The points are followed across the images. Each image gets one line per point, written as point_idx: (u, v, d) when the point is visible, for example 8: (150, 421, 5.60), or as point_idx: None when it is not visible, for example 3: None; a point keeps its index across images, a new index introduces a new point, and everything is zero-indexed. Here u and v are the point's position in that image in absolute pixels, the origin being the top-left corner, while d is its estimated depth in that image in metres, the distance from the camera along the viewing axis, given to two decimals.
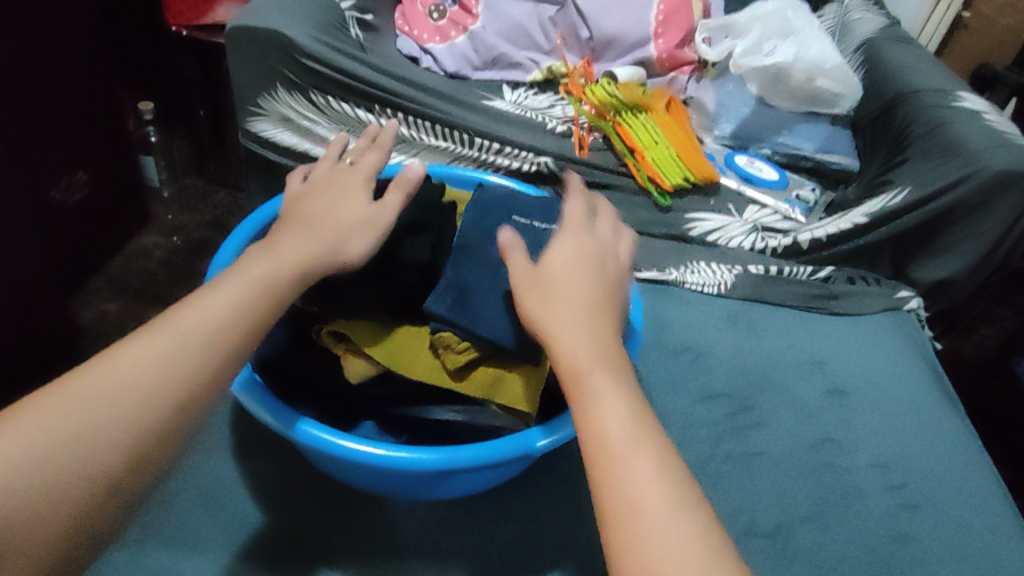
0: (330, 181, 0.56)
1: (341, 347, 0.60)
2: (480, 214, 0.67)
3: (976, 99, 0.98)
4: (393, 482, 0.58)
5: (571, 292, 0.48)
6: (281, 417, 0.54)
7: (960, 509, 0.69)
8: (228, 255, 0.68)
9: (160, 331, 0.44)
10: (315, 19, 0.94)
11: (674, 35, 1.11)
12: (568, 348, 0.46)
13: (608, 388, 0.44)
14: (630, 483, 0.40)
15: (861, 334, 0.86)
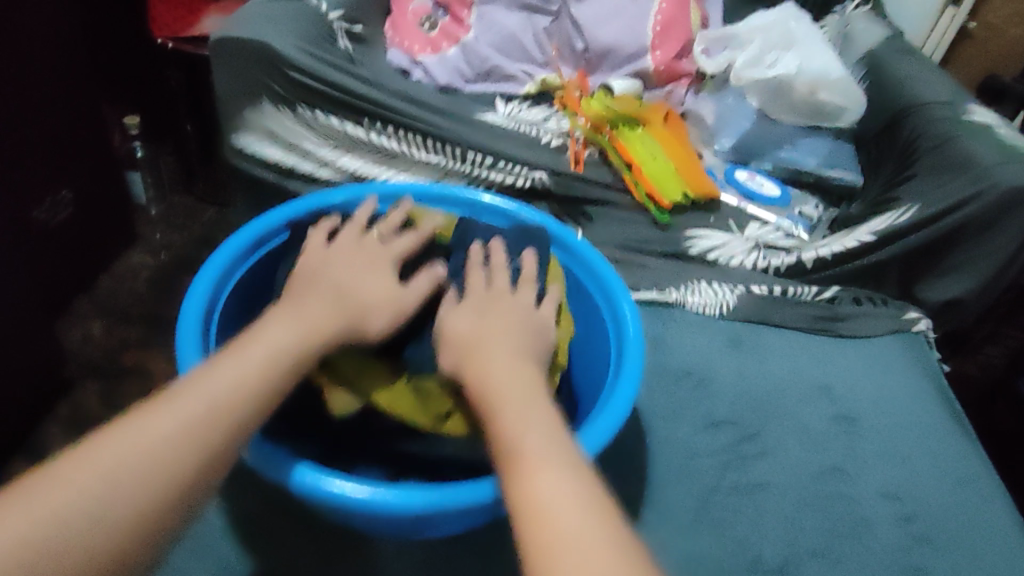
0: (361, 253, 0.57)
1: (323, 376, 0.57)
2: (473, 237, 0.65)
3: (984, 113, 0.95)
4: (385, 526, 0.55)
5: (490, 336, 0.51)
6: (267, 457, 0.51)
7: (974, 544, 0.66)
8: (221, 264, 0.66)
9: (173, 400, 0.42)
10: (303, 30, 0.91)
11: (672, 47, 1.08)
12: (481, 380, 0.47)
13: (520, 407, 0.45)
14: (548, 496, 0.39)
15: (867, 354, 0.83)
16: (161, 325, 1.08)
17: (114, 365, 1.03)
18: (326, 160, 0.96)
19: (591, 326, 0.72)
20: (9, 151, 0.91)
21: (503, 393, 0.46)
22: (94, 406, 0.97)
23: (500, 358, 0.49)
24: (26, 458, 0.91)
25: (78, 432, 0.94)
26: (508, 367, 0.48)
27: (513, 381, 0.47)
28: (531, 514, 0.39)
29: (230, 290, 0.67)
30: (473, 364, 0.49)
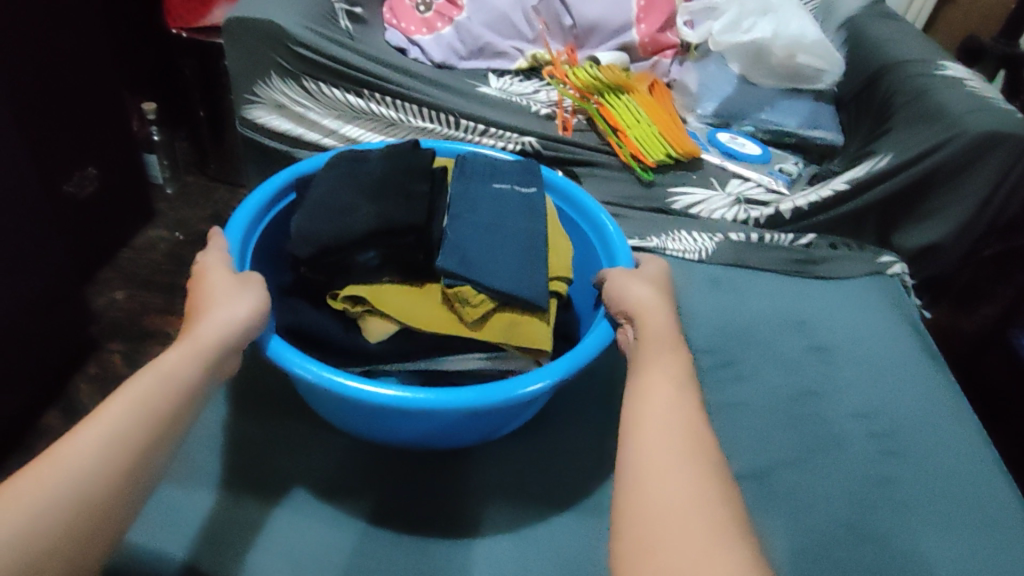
0: (208, 276, 0.57)
1: (358, 309, 0.62)
2: (469, 181, 0.70)
3: (957, 67, 0.99)
4: (401, 420, 0.59)
5: (643, 283, 0.59)
6: (301, 363, 0.55)
7: (941, 455, 0.69)
8: (283, 180, 0.74)
9: (121, 403, 0.43)
10: (306, 11, 0.97)
11: (654, 20, 1.14)
12: (639, 308, 0.56)
13: (659, 341, 0.52)
14: (664, 391, 0.46)
15: (842, 296, 0.87)
16: (180, 292, 1.17)
17: (136, 328, 1.11)
18: (331, 129, 1.02)
19: (586, 263, 0.78)
20: (41, 126, 0.98)
21: (648, 325, 0.53)
22: (119, 363, 1.05)
23: (646, 293, 0.57)
24: (61, 409, 0.99)
25: (107, 387, 1.02)
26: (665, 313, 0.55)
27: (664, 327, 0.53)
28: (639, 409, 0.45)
29: (263, 225, 0.72)
30: (624, 300, 0.58)
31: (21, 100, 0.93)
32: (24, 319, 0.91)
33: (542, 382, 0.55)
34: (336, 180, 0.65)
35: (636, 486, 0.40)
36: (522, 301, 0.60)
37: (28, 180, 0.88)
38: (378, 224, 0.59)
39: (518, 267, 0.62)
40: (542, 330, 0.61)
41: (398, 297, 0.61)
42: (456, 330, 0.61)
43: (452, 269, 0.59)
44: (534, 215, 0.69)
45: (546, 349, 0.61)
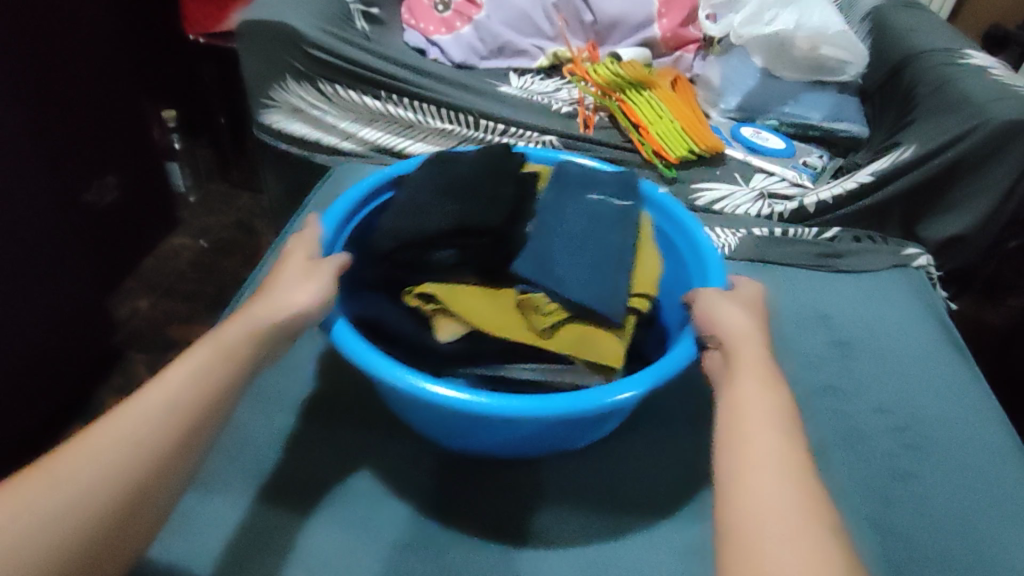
0: (289, 258, 0.59)
1: (430, 307, 0.61)
2: (561, 190, 0.69)
3: (982, 56, 0.97)
4: (480, 428, 0.58)
5: (735, 307, 0.55)
6: (381, 367, 0.54)
7: (963, 449, 0.68)
8: (380, 178, 0.76)
9: (151, 391, 0.46)
10: (321, 12, 0.98)
11: (677, 14, 1.13)
12: (733, 339, 0.51)
13: (755, 378, 0.48)
14: (762, 433, 0.44)
15: (867, 291, 0.86)
16: (203, 300, 1.19)
17: (160, 336, 1.13)
18: (349, 132, 1.03)
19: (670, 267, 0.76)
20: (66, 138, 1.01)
21: (742, 359, 0.49)
22: (143, 371, 1.07)
23: (740, 321, 0.53)
24: (87, 418, 1.01)
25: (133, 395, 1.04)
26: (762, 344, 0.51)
27: (763, 361, 0.50)
28: (745, 470, 0.42)
29: (353, 227, 0.72)
30: (713, 327, 0.54)
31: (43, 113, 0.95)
32: (48, 330, 0.93)
33: (631, 391, 0.54)
34: (423, 183, 0.66)
35: (754, 574, 0.37)
36: (598, 313, 0.59)
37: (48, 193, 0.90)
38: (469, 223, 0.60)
39: (604, 273, 0.62)
40: (615, 347, 0.58)
41: (471, 299, 0.60)
42: (526, 338, 0.59)
43: (530, 275, 0.60)
44: (624, 224, 0.67)
45: (617, 367, 0.58)
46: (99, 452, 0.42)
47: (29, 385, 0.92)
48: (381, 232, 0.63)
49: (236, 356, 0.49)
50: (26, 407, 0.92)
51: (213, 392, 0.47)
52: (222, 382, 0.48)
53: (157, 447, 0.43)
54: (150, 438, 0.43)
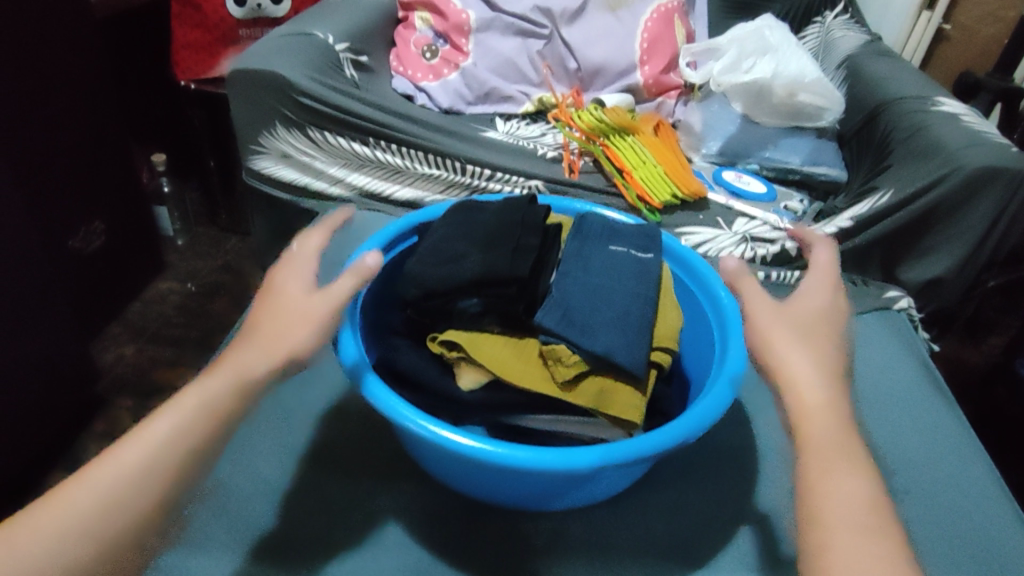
0: (284, 279, 0.54)
1: (453, 355, 0.63)
2: (582, 244, 0.71)
3: (953, 102, 1.00)
4: (503, 478, 0.60)
5: (801, 353, 0.49)
6: (411, 418, 0.56)
7: (951, 493, 0.69)
8: (402, 226, 0.78)
9: (119, 452, 0.44)
10: (311, 61, 1.00)
11: (658, 61, 1.16)
12: (802, 414, 0.47)
13: (829, 470, 0.44)
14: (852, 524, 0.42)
15: (850, 333, 0.89)
16: (189, 345, 1.18)
17: (144, 382, 1.12)
18: (338, 178, 1.05)
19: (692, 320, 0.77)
20: (52, 184, 1.01)
21: (816, 444, 0.45)
22: (126, 419, 1.06)
23: (813, 389, 0.47)
24: (67, 468, 0.99)
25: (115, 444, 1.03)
26: (837, 415, 0.47)
27: (840, 439, 0.45)
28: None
29: (373, 275, 0.74)
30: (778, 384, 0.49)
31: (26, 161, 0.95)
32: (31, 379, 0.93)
33: (642, 448, 0.55)
34: (449, 231, 0.69)
35: None
36: (623, 369, 0.60)
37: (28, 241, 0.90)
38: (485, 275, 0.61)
39: (615, 329, 0.62)
40: (633, 402, 0.60)
41: (493, 348, 0.62)
42: (547, 388, 0.61)
43: (552, 326, 0.61)
44: (644, 279, 0.68)
45: (635, 422, 0.60)
46: (45, 533, 0.41)
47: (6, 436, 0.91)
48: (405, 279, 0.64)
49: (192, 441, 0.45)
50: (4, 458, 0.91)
51: (158, 493, 0.43)
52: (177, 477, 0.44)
53: (114, 526, 0.42)
54: (99, 522, 0.42)
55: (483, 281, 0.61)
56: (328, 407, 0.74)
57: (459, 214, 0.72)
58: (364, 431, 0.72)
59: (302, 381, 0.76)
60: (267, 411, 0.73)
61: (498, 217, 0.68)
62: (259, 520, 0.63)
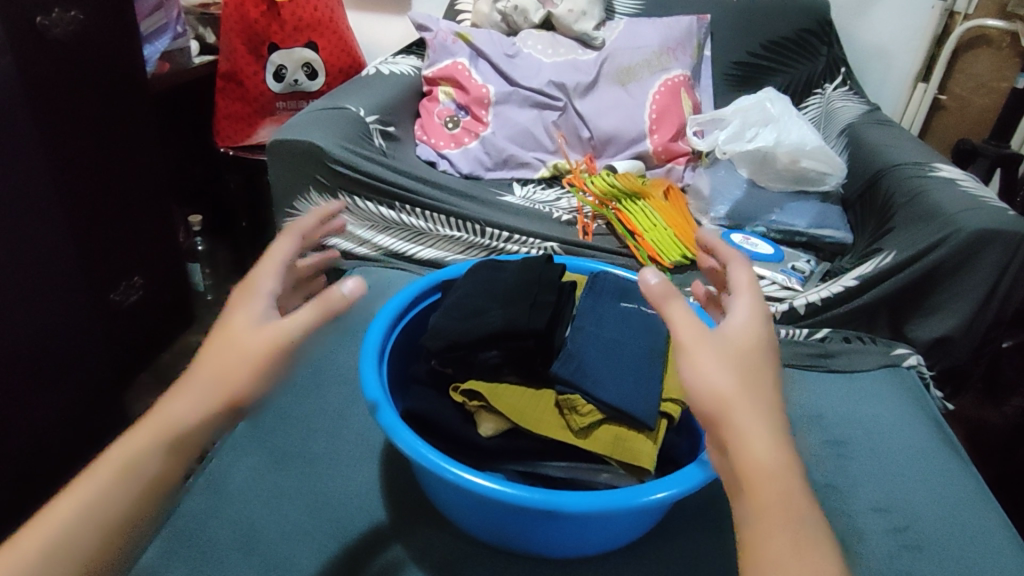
0: (234, 317, 0.47)
1: (474, 404, 0.67)
2: (598, 297, 0.76)
3: (950, 169, 1.05)
4: (529, 525, 0.64)
5: (751, 409, 0.43)
6: (446, 466, 0.59)
7: (961, 548, 0.72)
8: (428, 281, 0.83)
9: (67, 497, 0.42)
10: (344, 131, 1.08)
11: (667, 130, 1.23)
12: (756, 477, 0.41)
13: (783, 532, 0.40)
14: None
15: (856, 389, 0.94)
16: None
17: None
18: (365, 238, 1.12)
19: None
20: (99, 243, 1.06)
21: (767, 507, 0.40)
22: None
23: (765, 446, 0.42)
24: None
25: None
26: (790, 469, 0.42)
27: (794, 497, 0.41)
28: None
29: (400, 328, 0.79)
30: (725, 440, 0.43)
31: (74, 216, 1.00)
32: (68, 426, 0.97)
33: (662, 491, 0.58)
34: (473, 287, 0.74)
35: None
36: (638, 418, 0.63)
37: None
38: (508, 326, 0.65)
39: (625, 381, 0.66)
40: (649, 448, 0.63)
41: (513, 398, 0.66)
42: (564, 436, 0.64)
43: (568, 376, 0.65)
44: (653, 334, 0.73)
45: (649, 468, 0.62)
46: None
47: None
48: (431, 331, 0.69)
49: (112, 506, 0.42)
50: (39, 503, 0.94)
51: (90, 554, 0.41)
52: (105, 535, 0.42)
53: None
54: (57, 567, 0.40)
55: (505, 334, 0.66)
56: (354, 454, 0.78)
57: (483, 272, 0.77)
58: (391, 478, 0.76)
59: (331, 429, 0.81)
60: (299, 460, 0.77)
61: (518, 278, 0.73)
62: (286, 558, 0.67)
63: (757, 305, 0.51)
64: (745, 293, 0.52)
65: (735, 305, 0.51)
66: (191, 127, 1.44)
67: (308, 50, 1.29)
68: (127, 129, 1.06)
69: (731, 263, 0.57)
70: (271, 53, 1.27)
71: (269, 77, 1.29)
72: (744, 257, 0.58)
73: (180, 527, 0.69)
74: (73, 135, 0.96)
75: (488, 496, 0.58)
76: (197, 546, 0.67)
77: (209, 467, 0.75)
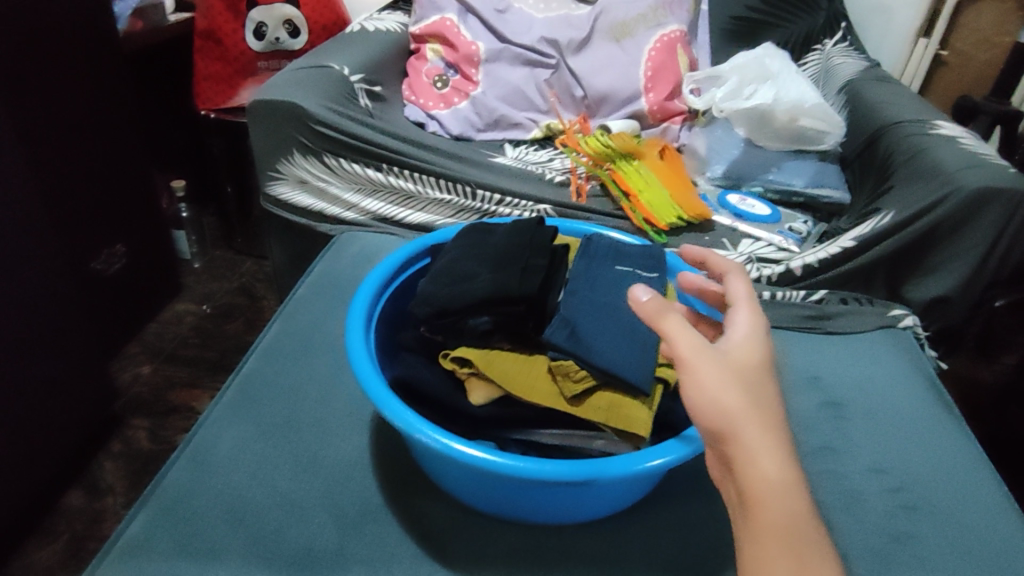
0: None
1: (464, 371, 0.65)
2: (592, 261, 0.73)
3: (952, 126, 1.02)
4: (520, 492, 0.62)
5: (758, 425, 0.43)
6: (429, 432, 0.58)
7: (958, 508, 0.70)
8: (419, 244, 0.81)
9: None
10: (328, 91, 1.04)
11: (663, 88, 1.19)
12: (763, 495, 0.41)
13: (784, 555, 0.40)
14: None
15: (852, 350, 0.92)
16: (204, 366, 1.21)
17: (161, 403, 1.14)
18: (352, 203, 1.08)
19: None
20: (77, 210, 1.04)
21: (773, 527, 0.41)
22: (142, 438, 1.09)
23: (772, 463, 0.42)
24: (84, 487, 1.01)
25: (134, 463, 1.05)
26: (795, 490, 0.42)
27: (797, 520, 0.41)
28: None
29: (387, 296, 0.76)
30: (732, 459, 0.43)
31: (47, 180, 0.97)
32: (56, 400, 0.95)
33: (656, 459, 0.57)
34: (463, 251, 0.71)
35: None
36: (627, 381, 0.61)
37: (54, 260, 0.92)
38: (501, 292, 0.63)
39: (623, 351, 0.63)
40: (644, 416, 0.61)
41: (505, 364, 0.64)
42: (556, 403, 0.62)
43: (562, 342, 0.62)
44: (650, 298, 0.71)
45: (643, 436, 0.60)
46: None
47: (27, 454, 0.91)
48: (420, 295, 0.67)
49: None
50: (25, 476, 0.92)
51: None
52: None
53: None
54: None
55: (496, 299, 0.63)
56: (342, 423, 0.76)
57: (473, 235, 0.74)
58: (381, 448, 0.74)
59: (320, 399, 0.79)
60: (288, 430, 0.75)
61: (510, 239, 0.71)
62: (274, 530, 0.65)
63: (758, 315, 0.50)
64: (746, 303, 0.51)
65: (737, 315, 0.50)
66: (170, 90, 1.40)
67: (288, 7, 1.24)
68: (103, 91, 1.03)
69: (730, 271, 0.57)
70: (249, 10, 1.22)
71: (249, 34, 1.24)
72: (741, 267, 0.57)
73: (168, 497, 0.67)
74: (42, 96, 0.93)
75: (475, 464, 0.56)
76: (184, 518, 0.66)
77: (194, 439, 0.73)
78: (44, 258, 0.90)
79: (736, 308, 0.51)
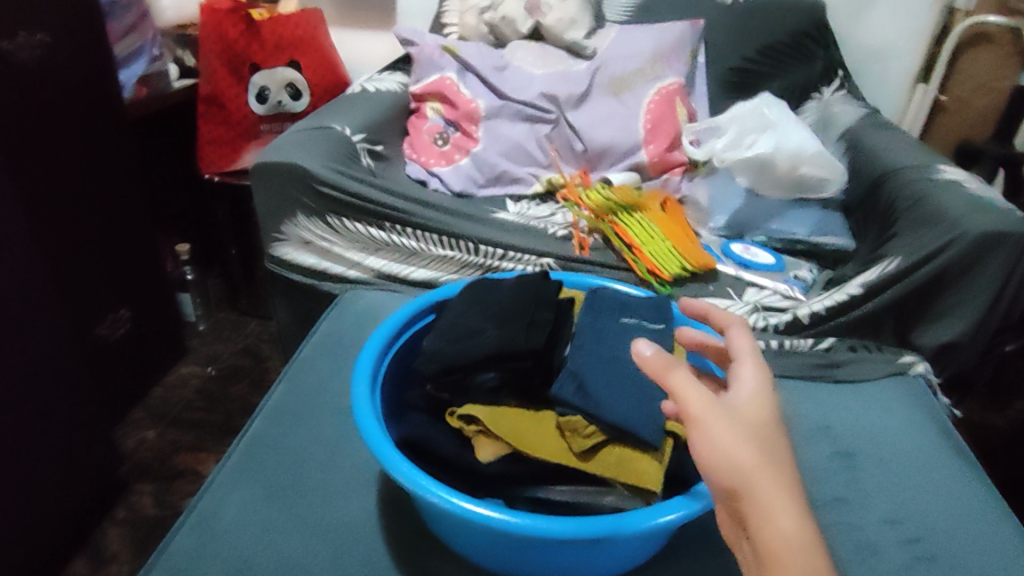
0: None
1: (471, 429, 0.64)
2: (596, 315, 0.72)
3: (953, 170, 1.02)
4: (530, 552, 0.60)
5: (773, 481, 0.42)
6: (435, 491, 0.56)
7: (978, 558, 0.68)
8: (421, 302, 0.81)
9: None
10: (330, 152, 1.06)
11: (663, 140, 1.20)
12: (781, 554, 0.40)
13: None
14: None
15: (863, 397, 0.90)
16: (209, 429, 1.20)
17: (166, 469, 1.13)
18: (356, 261, 1.08)
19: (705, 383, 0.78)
20: (81, 276, 1.04)
21: None
22: (146, 504, 1.07)
23: (789, 520, 0.41)
24: (87, 557, 0.99)
25: (137, 531, 1.03)
26: (814, 547, 0.40)
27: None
28: None
29: (390, 355, 0.75)
30: (748, 517, 0.41)
31: (52, 246, 0.97)
32: (59, 468, 0.94)
33: (668, 514, 0.55)
34: (465, 308, 0.71)
35: None
36: (634, 435, 0.59)
37: (59, 326, 0.91)
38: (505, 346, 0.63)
39: (630, 404, 0.61)
40: (655, 471, 0.59)
41: (512, 422, 0.63)
42: (565, 459, 0.61)
43: (569, 397, 0.62)
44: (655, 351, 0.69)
45: (655, 490, 0.58)
46: None
47: (28, 525, 0.90)
48: (423, 354, 0.66)
49: None
50: (26, 547, 0.90)
51: None
52: None
53: None
54: None
55: (499, 355, 0.63)
56: (347, 484, 0.75)
57: (475, 291, 0.74)
58: (386, 510, 0.72)
59: (325, 460, 0.78)
60: (293, 492, 0.74)
61: (513, 294, 0.70)
62: None
63: (764, 367, 0.49)
64: (751, 356, 0.50)
65: (744, 369, 0.49)
66: (177, 155, 1.42)
67: (291, 71, 1.27)
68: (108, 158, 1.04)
69: (731, 325, 0.56)
70: (252, 75, 1.25)
71: (253, 99, 1.27)
72: (743, 323, 0.55)
73: (168, 566, 0.66)
74: (48, 164, 0.94)
75: (482, 523, 0.55)
76: None
77: (197, 505, 0.72)
78: (48, 325, 0.90)
79: (741, 362, 0.50)
